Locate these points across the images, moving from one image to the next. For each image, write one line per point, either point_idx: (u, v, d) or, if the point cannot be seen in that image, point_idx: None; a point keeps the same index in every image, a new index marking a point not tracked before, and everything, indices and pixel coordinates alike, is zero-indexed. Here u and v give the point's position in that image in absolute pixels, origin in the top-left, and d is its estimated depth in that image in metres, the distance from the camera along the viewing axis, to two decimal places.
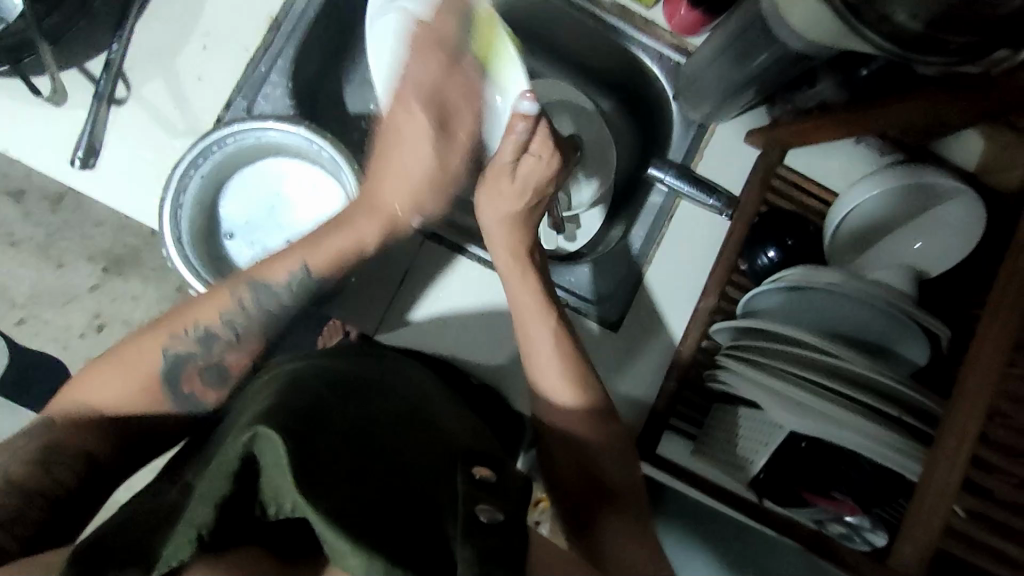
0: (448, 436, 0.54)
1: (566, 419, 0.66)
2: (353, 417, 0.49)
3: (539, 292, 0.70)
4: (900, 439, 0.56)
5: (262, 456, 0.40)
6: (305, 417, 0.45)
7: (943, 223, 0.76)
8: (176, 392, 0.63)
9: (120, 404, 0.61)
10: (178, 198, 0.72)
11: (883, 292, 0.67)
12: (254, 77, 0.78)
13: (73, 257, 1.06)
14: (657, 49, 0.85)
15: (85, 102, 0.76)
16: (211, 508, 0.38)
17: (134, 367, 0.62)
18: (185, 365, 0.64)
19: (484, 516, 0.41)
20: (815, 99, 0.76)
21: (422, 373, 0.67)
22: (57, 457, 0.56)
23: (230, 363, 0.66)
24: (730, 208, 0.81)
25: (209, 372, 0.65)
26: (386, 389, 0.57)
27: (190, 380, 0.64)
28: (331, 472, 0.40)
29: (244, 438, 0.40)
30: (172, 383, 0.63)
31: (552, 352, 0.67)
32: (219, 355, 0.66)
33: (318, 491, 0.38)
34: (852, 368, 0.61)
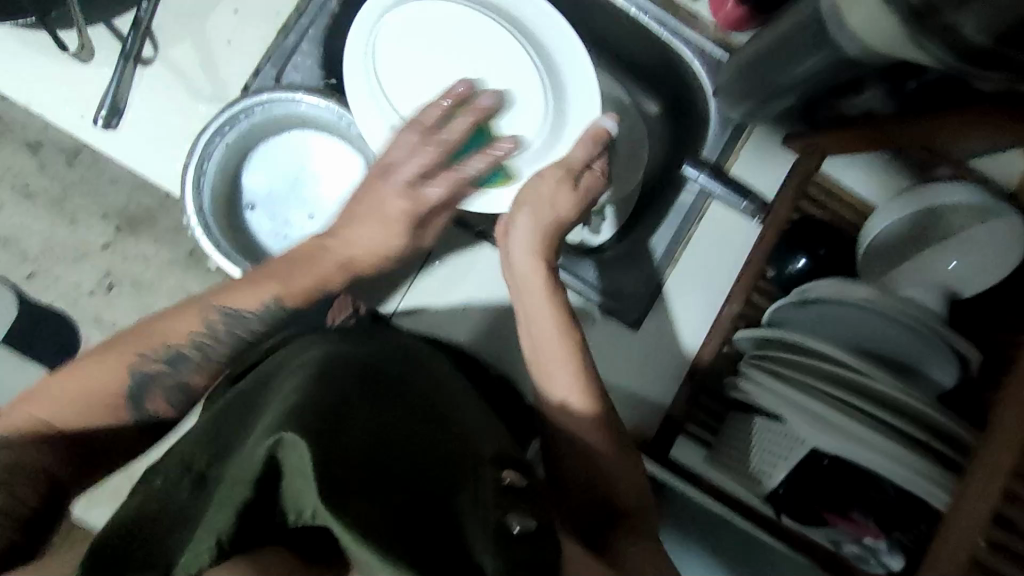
0: (471, 431, 0.53)
1: (567, 419, 0.65)
2: (374, 412, 0.48)
3: (557, 307, 0.68)
4: (927, 466, 0.56)
5: (285, 461, 0.39)
6: (326, 413, 0.44)
7: (976, 242, 0.73)
8: (139, 408, 0.59)
9: (80, 420, 0.56)
10: (202, 165, 0.70)
11: (919, 313, 0.66)
12: (284, 47, 0.76)
13: (86, 214, 1.09)
14: (698, 44, 0.83)
15: (111, 60, 0.74)
16: (232, 515, 0.37)
17: (95, 391, 0.57)
18: (152, 383, 0.59)
19: (515, 526, 0.40)
20: (862, 107, 0.73)
21: (440, 361, 0.67)
22: (20, 475, 0.51)
23: (194, 382, 0.62)
24: (763, 213, 0.79)
25: (172, 392, 0.60)
26: (402, 377, 0.57)
27: (155, 398, 0.60)
28: (353, 476, 0.38)
29: (268, 442, 0.39)
30: (138, 400, 0.59)
31: (560, 368, 0.65)
32: (186, 374, 0.61)
33: (339, 496, 0.36)
34: (886, 388, 0.59)
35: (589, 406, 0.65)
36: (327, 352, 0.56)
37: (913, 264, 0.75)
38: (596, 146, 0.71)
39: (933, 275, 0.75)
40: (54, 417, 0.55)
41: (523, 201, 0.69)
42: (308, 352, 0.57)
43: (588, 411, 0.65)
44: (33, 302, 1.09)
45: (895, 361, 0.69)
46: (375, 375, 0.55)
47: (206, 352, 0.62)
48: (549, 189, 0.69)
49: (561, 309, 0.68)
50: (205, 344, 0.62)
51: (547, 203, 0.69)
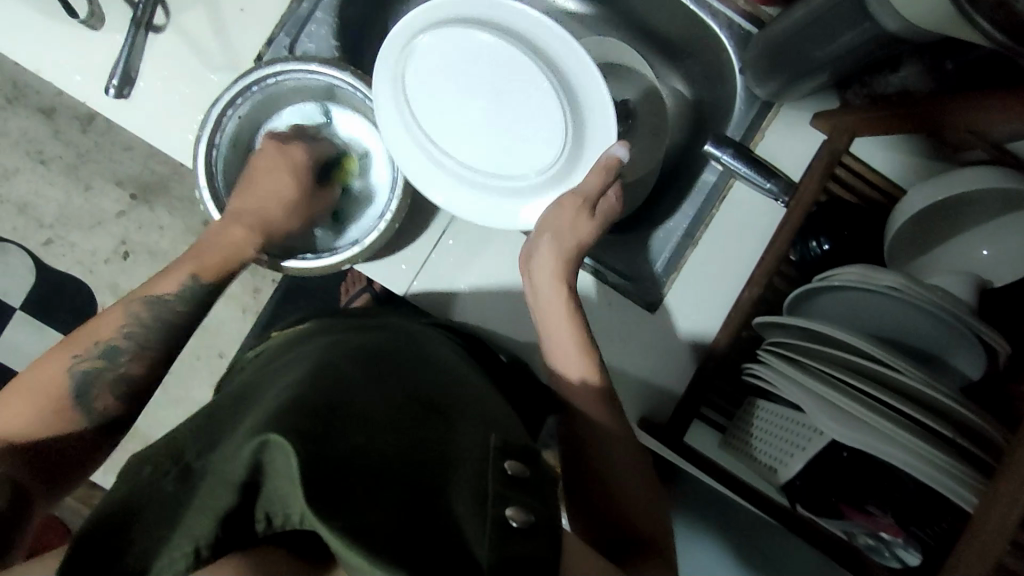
0: (477, 420, 0.53)
1: (586, 401, 0.65)
2: (378, 406, 0.48)
3: (571, 304, 0.67)
4: (948, 463, 0.53)
5: (271, 464, 0.38)
6: (324, 413, 0.44)
7: (1011, 230, 0.70)
8: (87, 407, 0.60)
9: (30, 432, 0.57)
10: (214, 138, 0.70)
11: (950, 302, 0.62)
12: (298, 15, 0.74)
13: (99, 181, 1.09)
14: (726, 16, 0.79)
15: (122, 26, 0.72)
16: (211, 523, 0.37)
17: (44, 393, 0.58)
18: (92, 379, 0.61)
19: (513, 519, 0.40)
20: (896, 85, 0.70)
21: (448, 344, 0.69)
22: None
23: (136, 374, 0.63)
24: (787, 194, 0.76)
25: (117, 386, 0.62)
26: (409, 369, 0.57)
27: (101, 396, 0.61)
28: (348, 476, 0.38)
29: (255, 443, 0.38)
30: (83, 398, 0.60)
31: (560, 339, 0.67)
32: (124, 366, 0.63)
33: (329, 503, 0.36)
34: (908, 381, 0.57)
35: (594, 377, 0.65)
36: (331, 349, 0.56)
37: (949, 252, 0.75)
38: (608, 175, 0.67)
39: (967, 264, 0.73)
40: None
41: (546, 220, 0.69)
42: (315, 348, 0.58)
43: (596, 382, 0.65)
44: (49, 269, 1.10)
45: (920, 351, 0.67)
46: (380, 369, 0.54)
47: (139, 342, 0.64)
48: (562, 220, 0.68)
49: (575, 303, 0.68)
50: (132, 333, 0.64)
51: (568, 229, 0.68)
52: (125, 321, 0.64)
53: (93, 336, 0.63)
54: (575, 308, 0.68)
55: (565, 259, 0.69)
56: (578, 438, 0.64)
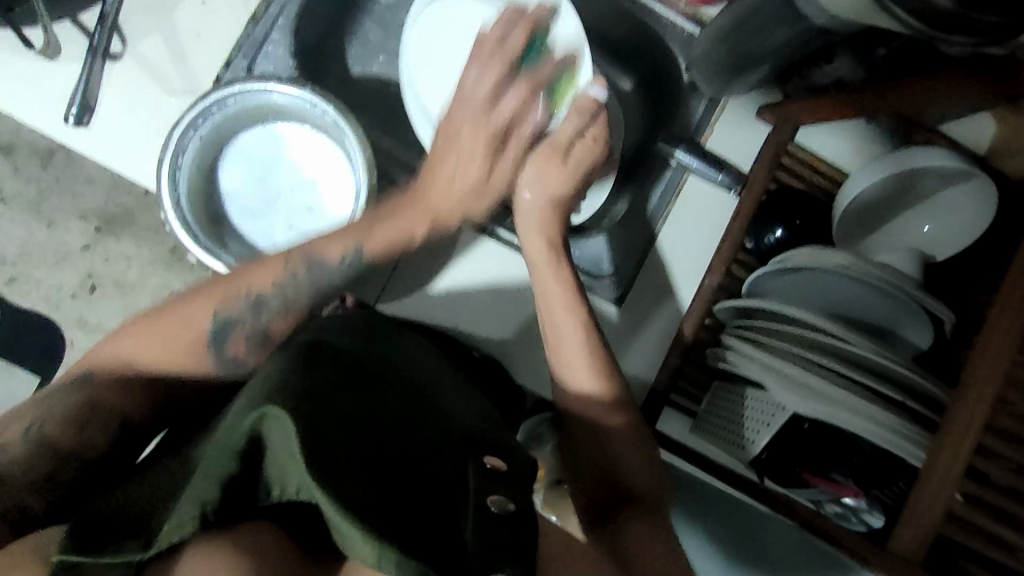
0: (450, 424, 0.55)
1: (579, 404, 0.66)
2: (349, 406, 0.49)
3: (571, 291, 0.69)
4: (901, 424, 0.56)
5: (270, 437, 0.43)
6: (311, 403, 0.46)
7: (950, 204, 0.74)
8: (220, 355, 0.61)
9: (162, 363, 0.60)
10: (177, 159, 0.66)
11: (890, 274, 0.66)
12: (254, 37, 0.74)
13: (64, 215, 1.09)
14: (669, 19, 0.83)
15: (80, 56, 0.72)
16: (217, 486, 0.41)
17: (181, 336, 0.61)
18: (232, 329, 0.62)
19: (494, 506, 0.45)
20: (832, 76, 0.74)
21: (421, 343, 0.71)
22: (99, 420, 0.55)
23: (275, 329, 0.65)
24: (739, 185, 0.80)
25: (252, 336, 0.63)
26: (378, 368, 0.58)
27: (235, 343, 0.62)
28: (343, 461, 0.42)
29: (252, 417, 0.42)
30: (219, 345, 0.62)
31: (571, 348, 0.66)
32: (267, 322, 0.64)
33: (328, 477, 0.41)
34: (858, 350, 0.60)
35: (604, 390, 0.65)
36: (307, 346, 0.57)
37: (893, 228, 0.77)
38: (584, 116, 0.71)
39: (912, 241, 0.76)
40: (145, 359, 0.59)
41: (525, 175, 0.73)
42: (291, 343, 0.59)
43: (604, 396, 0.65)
44: (14, 307, 1.09)
45: (869, 325, 0.70)
46: (358, 367, 0.56)
47: (285, 301, 0.65)
48: (538, 167, 0.72)
49: (575, 287, 0.70)
50: (283, 291, 0.65)
51: (542, 177, 0.72)
52: (279, 276, 0.65)
53: (242, 285, 0.64)
54: (578, 300, 0.69)
55: (548, 216, 0.72)
56: (578, 434, 0.66)
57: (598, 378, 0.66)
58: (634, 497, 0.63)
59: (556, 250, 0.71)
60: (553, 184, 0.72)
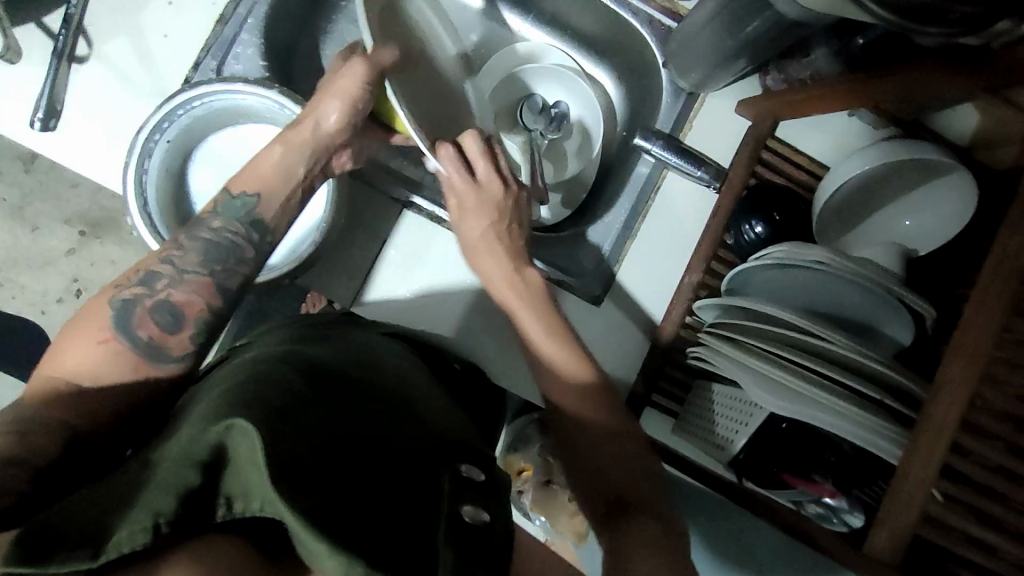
0: (429, 438, 0.54)
1: (563, 394, 0.61)
2: (323, 416, 0.48)
3: (533, 289, 0.67)
4: (880, 423, 0.55)
5: (233, 447, 0.40)
6: (276, 410, 0.45)
7: (931, 198, 0.73)
8: (130, 336, 0.57)
9: (79, 366, 0.54)
10: (143, 163, 0.65)
11: (871, 270, 0.65)
12: (223, 37, 0.73)
13: (47, 220, 1.08)
14: (646, 13, 0.82)
15: (45, 60, 0.71)
16: (173, 497, 0.39)
17: (92, 328, 0.57)
18: (133, 308, 0.58)
19: (467, 516, 0.44)
20: (809, 68, 0.73)
21: (402, 355, 0.70)
22: (35, 428, 0.49)
23: (180, 301, 0.60)
24: (718, 180, 0.80)
25: (160, 312, 0.59)
26: (350, 375, 0.57)
27: (143, 323, 0.58)
28: (308, 470, 0.41)
29: (218, 429, 0.40)
30: (126, 328, 0.57)
31: (542, 339, 0.64)
32: (164, 292, 0.60)
33: (292, 486, 0.39)
34: (836, 349, 0.59)
35: (585, 378, 0.62)
36: (277, 354, 0.56)
37: (873, 223, 0.77)
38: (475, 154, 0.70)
39: (892, 234, 0.76)
40: (56, 368, 0.54)
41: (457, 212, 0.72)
42: (261, 351, 0.58)
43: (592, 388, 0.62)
44: None
45: (851, 323, 0.69)
46: (329, 375, 0.55)
47: (181, 265, 0.62)
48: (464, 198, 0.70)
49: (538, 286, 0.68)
50: (175, 258, 0.62)
51: (472, 203, 0.70)
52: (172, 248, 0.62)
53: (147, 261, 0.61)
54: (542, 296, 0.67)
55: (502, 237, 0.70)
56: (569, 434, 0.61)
57: (576, 361, 0.62)
58: (634, 503, 0.55)
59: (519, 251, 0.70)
60: (488, 212, 0.70)
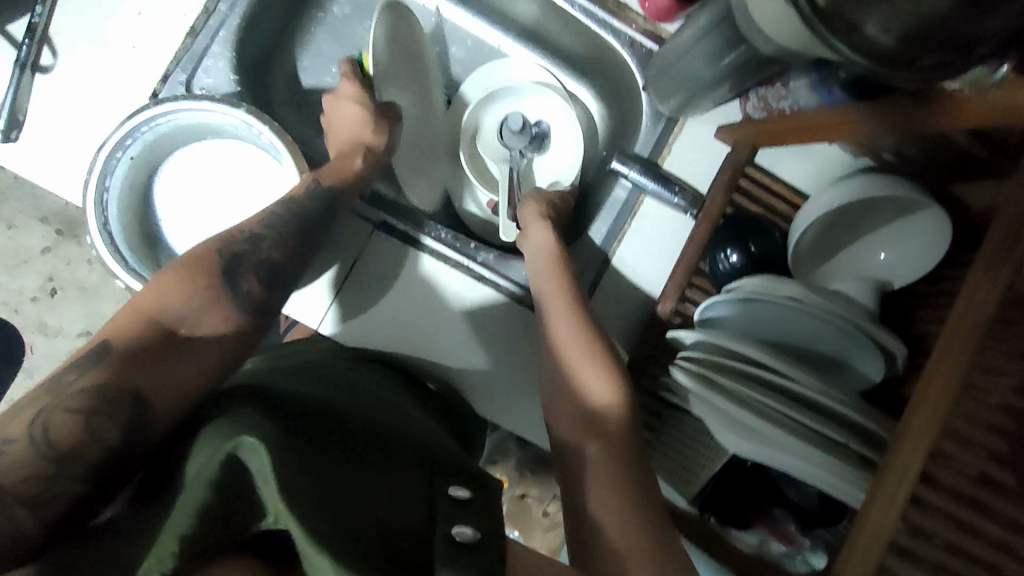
0: (410, 456, 0.53)
1: (577, 410, 0.62)
2: (312, 435, 0.46)
3: (572, 303, 0.69)
4: (842, 469, 0.55)
5: (249, 462, 0.40)
6: (275, 423, 0.44)
7: (904, 233, 0.72)
8: (234, 289, 0.58)
9: (175, 313, 0.54)
10: (105, 181, 0.64)
11: (842, 307, 0.64)
12: (193, 50, 0.72)
13: (22, 219, 1.05)
14: (628, 35, 0.81)
15: (7, 68, 0.69)
16: (192, 517, 0.38)
17: (197, 273, 0.57)
18: (238, 264, 0.60)
19: (460, 536, 0.44)
20: (789, 99, 0.72)
21: (394, 388, 0.71)
22: (116, 398, 0.47)
23: (280, 260, 0.63)
24: (695, 207, 0.79)
25: (262, 270, 0.61)
26: (335, 400, 0.57)
27: (248, 277, 0.59)
28: (318, 489, 0.41)
29: (227, 445, 0.40)
30: (231, 280, 0.59)
31: (576, 355, 0.65)
32: (269, 252, 0.62)
33: (303, 505, 0.39)
34: (802, 390, 0.58)
35: (605, 392, 0.62)
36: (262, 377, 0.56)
37: (848, 254, 0.77)
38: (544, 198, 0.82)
39: (867, 267, 0.76)
40: (153, 310, 0.54)
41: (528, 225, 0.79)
42: (260, 372, 0.59)
43: (609, 402, 0.61)
44: None
45: (824, 358, 0.69)
46: (315, 398, 0.55)
47: (280, 231, 0.64)
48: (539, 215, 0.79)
49: (578, 306, 0.70)
50: (273, 226, 0.64)
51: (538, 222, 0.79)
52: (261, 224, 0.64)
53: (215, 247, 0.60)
54: (580, 312, 0.69)
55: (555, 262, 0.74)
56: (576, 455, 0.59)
57: (602, 376, 0.63)
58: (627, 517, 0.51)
59: (562, 273, 0.72)
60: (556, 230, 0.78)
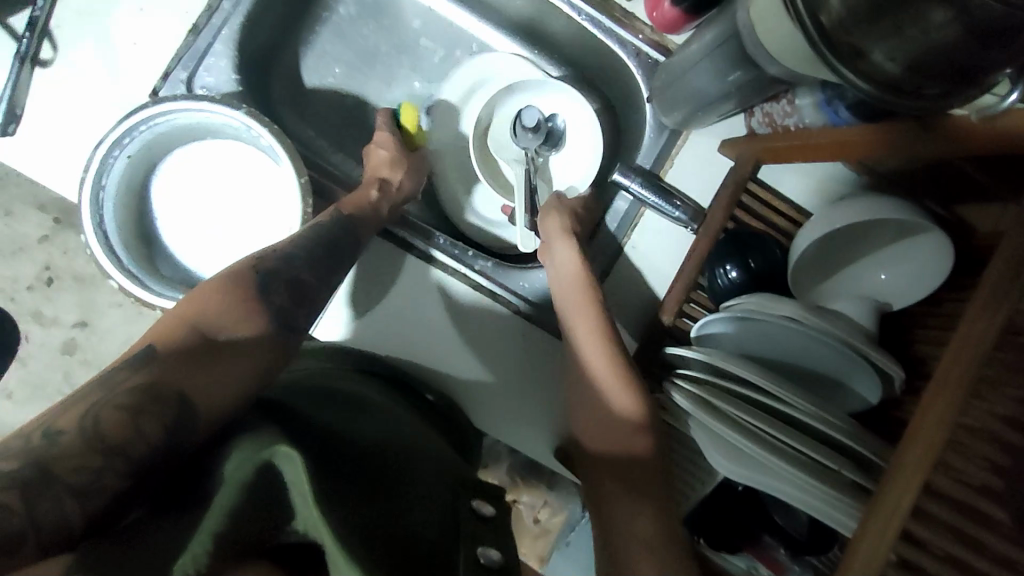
0: (431, 476, 0.59)
1: (608, 427, 0.65)
2: (345, 465, 0.52)
3: (597, 318, 0.70)
4: (834, 495, 0.54)
5: (284, 472, 0.45)
6: (310, 453, 0.49)
7: (906, 254, 0.72)
8: (266, 306, 0.62)
9: (210, 325, 0.58)
10: (101, 179, 0.63)
11: (838, 326, 0.63)
12: (194, 49, 0.71)
13: (20, 206, 1.05)
14: (634, 45, 0.80)
15: (6, 62, 0.69)
16: (231, 504, 0.42)
17: (231, 293, 0.61)
18: (271, 283, 0.63)
19: (483, 558, 0.48)
20: (794, 117, 0.70)
21: (398, 401, 0.73)
22: (155, 401, 0.51)
23: (307, 283, 0.66)
24: (696, 221, 0.78)
25: (289, 291, 0.64)
26: (358, 425, 0.61)
27: (277, 296, 0.63)
28: (353, 514, 0.46)
29: (265, 454, 0.45)
30: (264, 297, 0.62)
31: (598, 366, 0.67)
32: (298, 272, 0.65)
33: (331, 514, 0.44)
34: (794, 413, 0.58)
35: (636, 408, 0.64)
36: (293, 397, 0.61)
37: (848, 275, 0.76)
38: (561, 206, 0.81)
39: (867, 288, 0.75)
40: (192, 323, 0.58)
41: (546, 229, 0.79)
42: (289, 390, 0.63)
43: (635, 415, 0.63)
44: None
45: (823, 378, 0.69)
46: (339, 422, 0.59)
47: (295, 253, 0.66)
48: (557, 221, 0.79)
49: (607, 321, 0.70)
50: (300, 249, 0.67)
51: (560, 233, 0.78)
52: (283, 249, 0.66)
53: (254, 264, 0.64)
54: (606, 328, 0.69)
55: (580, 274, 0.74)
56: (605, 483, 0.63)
57: (632, 398, 0.64)
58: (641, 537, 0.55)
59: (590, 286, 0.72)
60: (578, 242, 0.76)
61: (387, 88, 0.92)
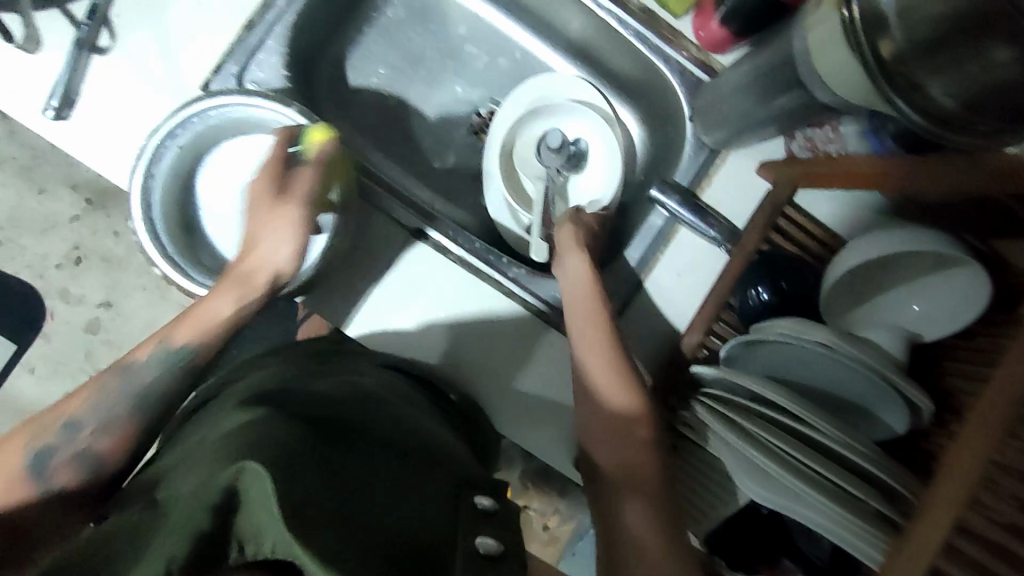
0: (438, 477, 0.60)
1: (606, 430, 0.66)
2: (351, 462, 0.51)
3: (601, 316, 0.70)
4: (858, 524, 0.54)
5: (246, 489, 0.44)
6: (313, 458, 0.48)
7: (940, 286, 0.72)
8: (40, 482, 0.56)
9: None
10: (153, 167, 0.64)
11: (869, 354, 0.63)
12: (247, 44, 0.72)
13: (54, 184, 1.06)
14: (678, 63, 0.81)
15: (65, 47, 0.70)
16: (183, 543, 0.41)
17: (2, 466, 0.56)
18: (53, 457, 0.57)
19: (483, 547, 0.48)
20: (837, 145, 0.71)
21: (416, 399, 0.73)
22: None
23: (106, 447, 0.58)
24: (730, 241, 0.78)
25: (79, 464, 0.57)
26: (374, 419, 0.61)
27: (59, 469, 0.57)
28: (349, 522, 0.45)
29: (231, 471, 0.45)
30: (41, 477, 0.56)
31: (598, 376, 0.67)
32: (91, 440, 0.58)
33: (307, 530, 0.42)
34: (818, 436, 0.59)
35: (638, 410, 0.65)
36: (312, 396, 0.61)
37: (879, 304, 0.76)
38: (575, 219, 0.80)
39: (898, 318, 0.75)
40: None
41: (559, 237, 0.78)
42: (312, 385, 0.64)
43: (635, 412, 0.65)
44: None
45: (848, 403, 0.69)
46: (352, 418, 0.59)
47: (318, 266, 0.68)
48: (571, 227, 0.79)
49: (606, 324, 0.70)
50: (116, 402, 0.60)
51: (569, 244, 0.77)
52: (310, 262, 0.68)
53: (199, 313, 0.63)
54: (611, 333, 0.70)
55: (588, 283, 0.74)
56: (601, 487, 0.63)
57: (632, 399, 0.66)
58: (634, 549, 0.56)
59: (597, 295, 0.72)
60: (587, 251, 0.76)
61: (430, 90, 0.94)
